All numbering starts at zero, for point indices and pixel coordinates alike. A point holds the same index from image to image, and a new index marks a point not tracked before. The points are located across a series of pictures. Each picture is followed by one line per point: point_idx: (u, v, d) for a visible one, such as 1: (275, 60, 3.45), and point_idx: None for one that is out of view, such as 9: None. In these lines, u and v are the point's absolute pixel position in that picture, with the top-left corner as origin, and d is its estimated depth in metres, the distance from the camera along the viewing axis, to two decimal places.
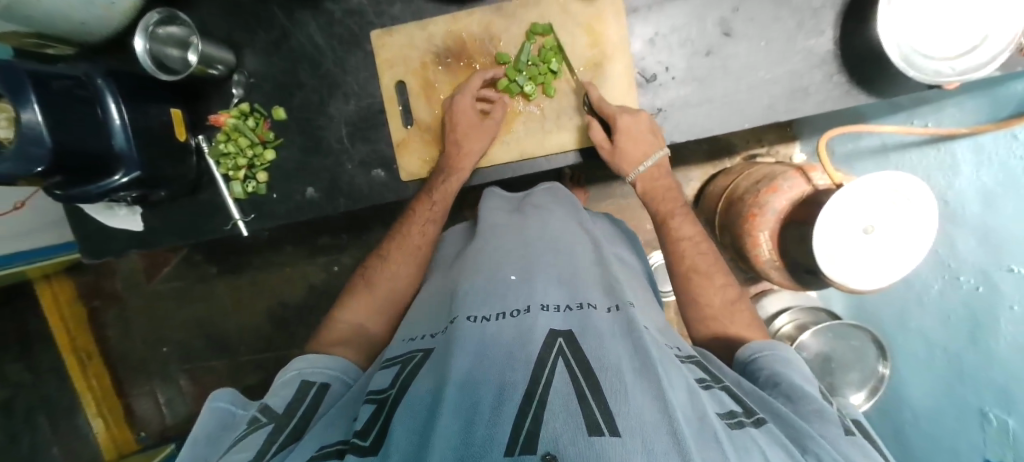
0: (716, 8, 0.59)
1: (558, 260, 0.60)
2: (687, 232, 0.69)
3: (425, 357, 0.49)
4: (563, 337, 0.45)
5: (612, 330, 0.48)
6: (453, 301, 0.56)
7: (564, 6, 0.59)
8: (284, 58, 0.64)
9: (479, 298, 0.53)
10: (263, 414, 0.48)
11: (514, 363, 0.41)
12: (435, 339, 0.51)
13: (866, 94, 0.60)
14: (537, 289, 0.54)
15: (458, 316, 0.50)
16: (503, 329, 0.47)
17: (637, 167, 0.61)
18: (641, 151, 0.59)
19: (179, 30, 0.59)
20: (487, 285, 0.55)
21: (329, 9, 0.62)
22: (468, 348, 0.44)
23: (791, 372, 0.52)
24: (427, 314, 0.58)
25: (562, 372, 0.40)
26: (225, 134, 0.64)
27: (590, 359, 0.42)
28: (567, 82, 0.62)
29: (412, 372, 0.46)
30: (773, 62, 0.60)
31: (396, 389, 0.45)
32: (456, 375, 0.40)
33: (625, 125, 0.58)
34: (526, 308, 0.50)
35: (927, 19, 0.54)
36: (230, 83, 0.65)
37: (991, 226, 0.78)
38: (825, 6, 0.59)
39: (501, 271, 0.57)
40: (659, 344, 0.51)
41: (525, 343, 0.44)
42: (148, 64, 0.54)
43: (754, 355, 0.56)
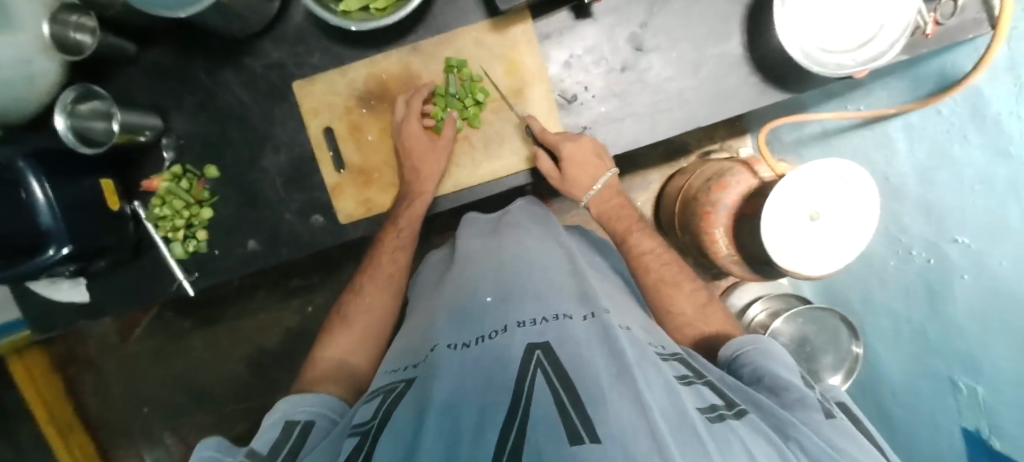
0: (625, 25, 0.61)
1: (535, 267, 0.57)
2: (648, 246, 0.67)
3: (406, 388, 0.44)
4: (541, 350, 0.41)
5: (588, 335, 0.44)
6: (432, 329, 0.51)
7: (479, 39, 0.61)
8: (212, 117, 0.65)
9: (458, 323, 0.49)
10: (247, 460, 0.42)
11: (493, 384, 0.38)
12: (416, 368, 0.46)
13: (781, 92, 0.61)
14: (518, 302, 0.50)
15: (437, 345, 0.47)
16: (483, 352, 0.43)
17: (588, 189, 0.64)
18: (588, 176, 0.62)
19: (99, 103, 0.58)
20: (461, 311, 0.51)
21: (249, 65, 0.63)
22: (449, 371, 0.41)
23: (774, 363, 0.49)
24: (407, 345, 0.54)
25: (541, 388, 0.37)
26: (159, 198, 0.63)
27: (570, 373, 0.38)
28: (491, 111, 0.63)
29: (394, 401, 0.42)
30: (688, 70, 0.62)
31: (380, 417, 0.40)
32: (437, 399, 0.37)
33: (571, 152, 0.60)
34: (502, 328, 0.46)
35: (824, 16, 0.56)
36: (160, 147, 0.65)
37: (931, 199, 0.80)
38: (729, 13, 0.60)
39: (479, 288, 0.53)
40: (640, 344, 0.47)
41: (502, 361, 0.41)
42: (71, 140, 0.54)
43: (738, 351, 0.52)
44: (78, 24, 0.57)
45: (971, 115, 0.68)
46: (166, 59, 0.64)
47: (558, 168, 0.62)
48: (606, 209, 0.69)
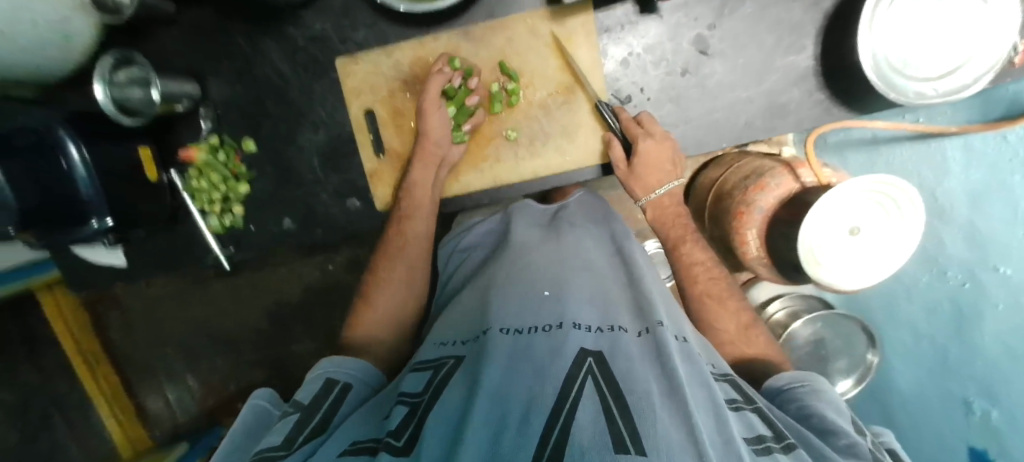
0: (690, 25, 0.57)
1: (595, 268, 0.53)
2: (699, 257, 0.58)
3: (456, 365, 0.43)
4: (593, 356, 0.38)
5: (642, 352, 0.40)
6: (486, 310, 0.49)
7: (534, 30, 0.58)
8: (250, 88, 0.62)
9: (512, 309, 0.46)
10: (290, 405, 0.45)
11: (542, 376, 0.36)
12: (467, 347, 0.45)
13: (847, 110, 0.58)
14: (575, 303, 0.46)
15: (490, 328, 0.44)
16: (534, 345, 0.40)
17: (652, 191, 0.59)
18: (656, 179, 0.58)
19: (138, 70, 0.56)
20: (515, 297, 0.48)
21: (291, 36, 0.60)
22: (501, 356, 0.39)
23: (822, 404, 0.45)
24: (460, 318, 0.52)
25: (591, 392, 0.34)
26: (197, 170, 0.63)
27: (622, 382, 0.35)
28: (536, 105, 0.60)
29: (445, 378, 0.42)
30: (751, 80, 0.58)
31: (430, 393, 0.40)
32: (490, 381, 0.36)
33: (648, 150, 0.56)
34: (557, 324, 0.42)
35: (914, 34, 0.52)
36: (197, 116, 0.64)
37: (979, 227, 0.77)
38: (808, 21, 0.56)
39: (539, 278, 0.50)
40: (696, 360, 0.43)
41: (554, 357, 0.38)
42: (111, 110, 0.53)
43: (784, 384, 0.49)
44: None
45: None
46: (204, 21, 0.61)
47: (629, 160, 0.58)
48: (662, 216, 0.61)
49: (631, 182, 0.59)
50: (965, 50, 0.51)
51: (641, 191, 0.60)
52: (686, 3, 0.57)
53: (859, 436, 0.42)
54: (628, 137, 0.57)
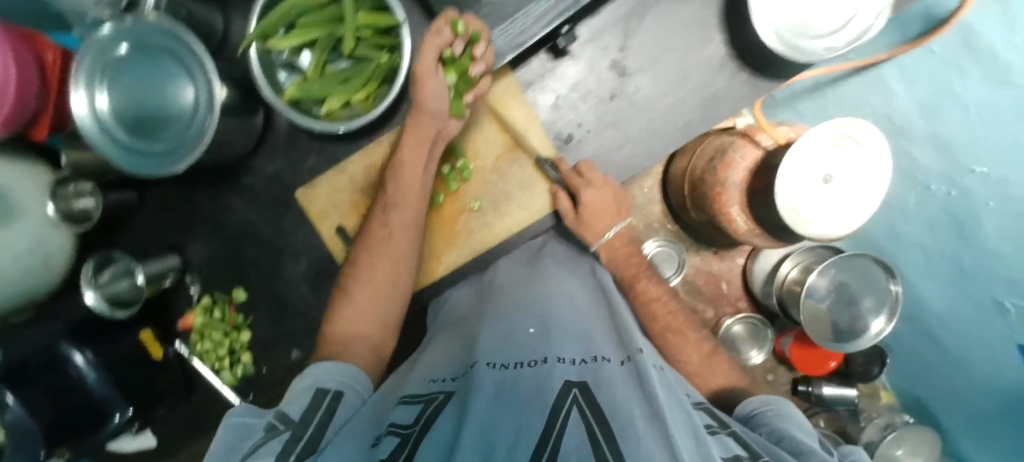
0: (603, 53, 0.60)
1: (579, 308, 0.53)
2: (655, 292, 0.60)
3: (447, 398, 0.41)
4: (577, 387, 0.37)
5: (622, 380, 0.39)
6: (471, 350, 0.49)
7: (470, 106, 0.62)
8: (226, 242, 0.65)
9: (500, 347, 0.46)
10: (278, 421, 0.38)
11: (528, 409, 0.36)
12: (456, 383, 0.44)
13: (772, 82, 0.61)
14: (558, 339, 0.46)
15: (478, 362, 0.44)
16: (521, 380, 0.40)
17: (602, 236, 0.61)
18: (604, 223, 0.60)
19: (119, 264, 0.60)
20: (502, 337, 0.48)
21: (249, 184, 0.64)
22: (487, 389, 0.39)
23: (790, 425, 0.44)
24: (446, 356, 0.51)
25: (577, 424, 0.33)
26: (198, 333, 0.66)
27: (605, 411, 0.34)
28: (488, 172, 0.62)
29: (436, 410, 0.39)
30: (676, 83, 0.61)
31: (421, 423, 0.38)
32: (477, 413, 0.35)
33: (592, 197, 0.58)
34: (542, 360, 0.43)
35: (801, 1, 0.55)
36: (185, 284, 0.67)
37: (942, 135, 0.79)
38: (707, 17, 0.60)
39: (522, 318, 0.51)
40: (677, 393, 0.42)
41: (540, 390, 0.38)
42: (105, 309, 0.56)
43: (750, 411, 0.48)
44: (76, 191, 0.58)
45: (965, 45, 0.68)
46: (169, 196, 0.65)
47: (576, 209, 0.60)
48: (617, 256, 0.62)
49: (582, 230, 0.60)
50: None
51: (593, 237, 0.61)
52: (593, 37, 0.60)
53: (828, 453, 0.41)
54: (570, 188, 0.59)
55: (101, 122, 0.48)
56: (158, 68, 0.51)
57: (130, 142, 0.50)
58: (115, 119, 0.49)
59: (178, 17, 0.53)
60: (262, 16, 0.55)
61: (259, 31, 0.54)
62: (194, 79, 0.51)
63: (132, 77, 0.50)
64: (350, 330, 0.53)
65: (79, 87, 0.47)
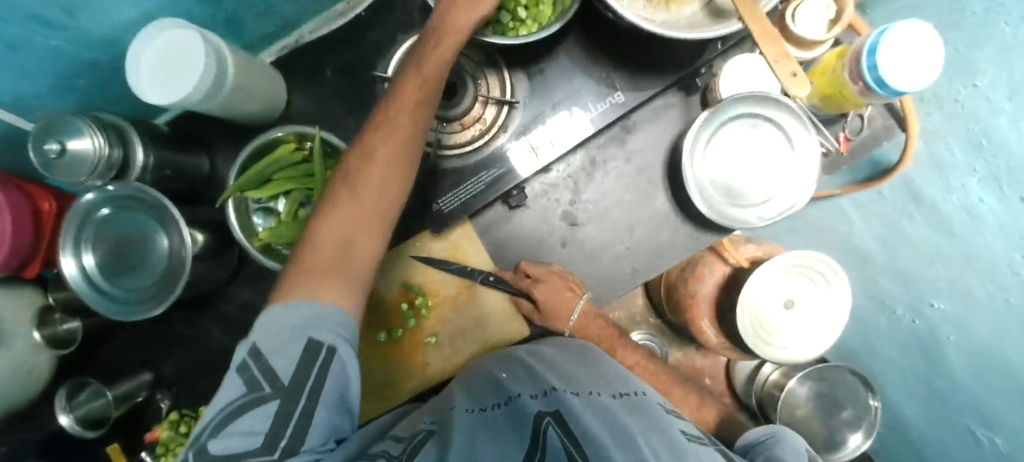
0: (554, 206, 0.65)
1: (543, 357, 0.59)
2: (632, 358, 0.69)
3: (428, 435, 0.44)
4: (550, 414, 0.43)
5: (592, 406, 0.45)
6: (449, 401, 0.53)
7: (422, 247, 0.65)
8: (200, 360, 0.70)
9: (477, 396, 0.52)
10: (264, 384, 0.37)
11: (504, 441, 0.41)
12: (433, 425, 0.47)
13: (719, 235, 0.64)
14: (525, 382, 0.52)
15: (454, 408, 0.49)
16: (496, 420, 0.45)
17: (569, 320, 0.64)
18: (566, 308, 0.62)
19: (94, 384, 0.64)
20: (474, 390, 0.54)
21: (225, 310, 0.69)
22: (464, 429, 0.43)
23: (784, 450, 0.49)
24: (428, 407, 0.55)
25: (554, 444, 0.39)
26: (162, 447, 0.66)
27: (578, 432, 0.40)
28: (446, 308, 0.66)
29: (421, 442, 0.43)
30: (625, 233, 0.65)
31: (409, 455, 0.40)
32: (456, 447, 0.40)
33: (544, 295, 0.61)
34: (512, 399, 0.49)
35: (744, 162, 0.58)
36: (155, 400, 0.71)
37: (899, 266, 0.81)
38: (652, 173, 0.65)
39: (493, 376, 0.56)
40: (646, 406, 0.48)
41: (518, 426, 0.43)
42: (78, 430, 0.60)
43: (751, 439, 0.54)
44: (62, 317, 0.64)
45: (909, 195, 0.73)
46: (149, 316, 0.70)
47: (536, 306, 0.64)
48: (586, 331, 0.67)
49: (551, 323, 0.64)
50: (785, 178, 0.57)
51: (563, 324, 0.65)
52: (546, 190, 0.65)
53: None
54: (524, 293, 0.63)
55: (88, 278, 0.53)
56: (138, 224, 0.56)
57: (113, 291, 0.55)
58: (98, 272, 0.54)
59: (163, 176, 0.60)
60: (241, 171, 0.60)
61: (237, 187, 0.60)
62: (170, 230, 0.56)
63: (113, 233, 0.55)
64: (342, 231, 0.48)
65: (68, 252, 0.52)
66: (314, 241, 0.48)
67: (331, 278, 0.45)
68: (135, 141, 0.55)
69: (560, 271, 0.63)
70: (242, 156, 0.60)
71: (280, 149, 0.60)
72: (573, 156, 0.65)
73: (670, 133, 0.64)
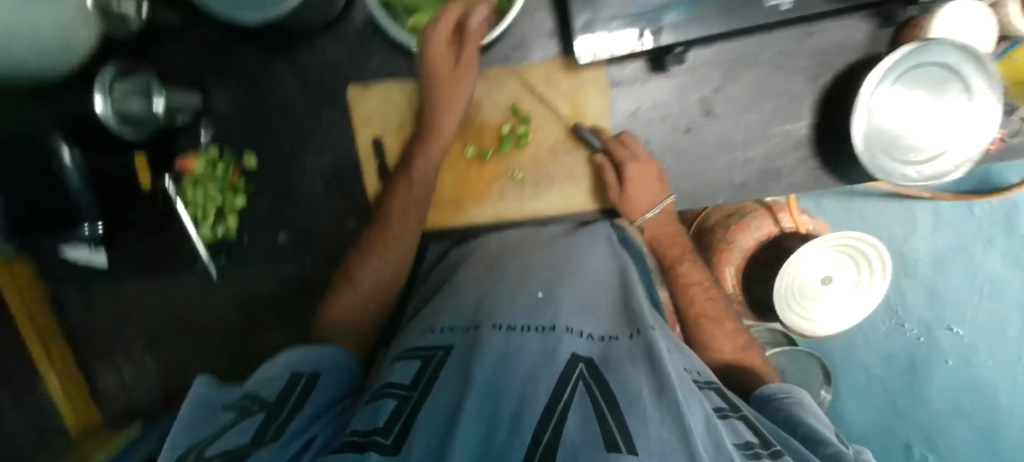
0: (698, 86, 0.59)
1: (588, 276, 0.52)
2: (696, 278, 0.61)
3: (446, 356, 0.42)
4: (584, 363, 0.38)
5: (632, 356, 0.40)
6: (479, 306, 0.48)
7: (545, 75, 0.59)
8: (256, 105, 0.62)
9: (502, 309, 0.46)
10: (249, 404, 0.38)
11: (533, 379, 0.36)
12: (459, 337, 0.44)
13: (836, 179, 0.62)
14: (568, 308, 0.46)
15: (484, 324, 0.44)
16: (528, 345, 0.40)
17: (643, 214, 0.59)
18: (648, 199, 0.58)
19: (138, 80, 0.54)
20: (505, 299, 0.47)
21: (303, 58, 0.60)
22: (493, 355, 0.38)
23: (807, 414, 0.49)
24: (452, 302, 0.51)
25: (583, 399, 0.34)
26: (193, 179, 0.62)
27: (613, 387, 0.36)
28: (544, 149, 0.61)
29: (434, 374, 0.39)
30: (750, 143, 0.61)
31: (423, 385, 0.38)
32: (479, 377, 0.36)
33: (633, 173, 0.57)
34: (550, 327, 0.43)
35: (915, 112, 0.56)
36: (196, 127, 0.63)
37: (940, 285, 0.83)
38: (806, 93, 0.60)
39: (526, 282, 0.50)
40: (679, 366, 0.44)
41: (547, 359, 0.39)
42: (115, 128, 0.51)
43: (770, 395, 0.53)
44: None
45: (1004, 224, 0.79)
46: (214, 35, 0.60)
47: (618, 182, 0.58)
48: (659, 237, 0.62)
49: (626, 208, 0.59)
50: (949, 142, 0.55)
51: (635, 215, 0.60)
52: (697, 66, 0.59)
53: (840, 443, 0.45)
54: (613, 162, 0.58)
55: None
56: None
57: None
58: None
59: None
60: None
61: None
62: None
63: None
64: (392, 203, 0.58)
65: None
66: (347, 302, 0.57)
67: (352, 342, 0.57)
68: None
69: (652, 161, 0.59)
70: None
71: None
72: (740, 41, 0.58)
73: (846, 58, 0.58)
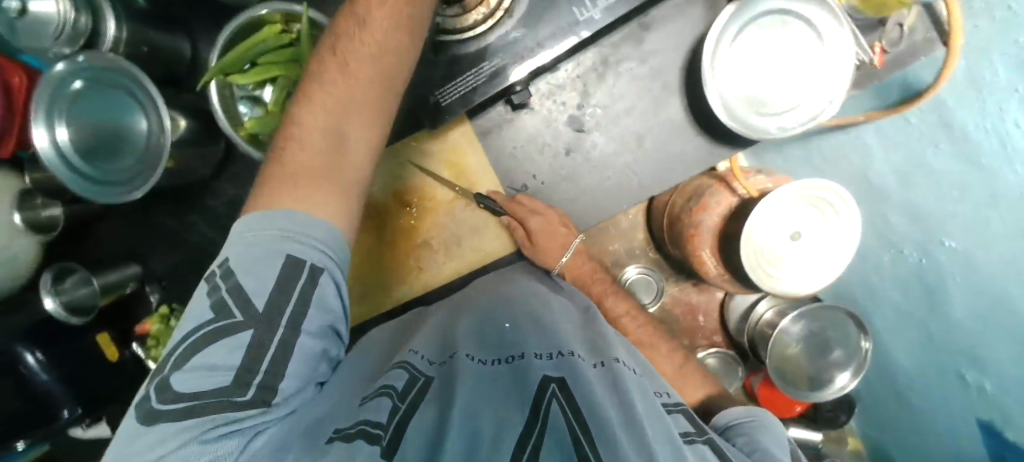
0: (561, 109, 0.61)
1: (552, 307, 0.53)
2: (621, 309, 0.64)
3: (427, 381, 0.40)
4: (555, 383, 0.37)
5: (600, 381, 0.39)
6: (450, 337, 0.48)
7: (419, 150, 0.63)
8: (189, 257, 0.70)
9: (476, 339, 0.47)
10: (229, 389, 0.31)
11: (510, 399, 0.36)
12: (435, 366, 0.43)
13: (728, 148, 0.61)
14: (531, 336, 0.45)
15: (456, 353, 0.44)
16: (498, 375, 0.40)
17: (562, 257, 0.62)
18: (559, 242, 0.61)
19: (77, 273, 0.62)
20: (479, 332, 0.48)
21: (211, 205, 0.68)
22: (468, 381, 0.39)
23: (767, 437, 0.42)
24: (431, 334, 0.50)
25: (558, 422, 0.33)
26: (154, 339, 0.67)
27: (585, 406, 0.34)
28: (442, 213, 0.64)
29: (421, 388, 0.39)
30: (632, 142, 0.62)
31: (411, 398, 0.38)
32: (458, 405, 0.35)
33: (536, 226, 0.60)
34: (520, 355, 0.42)
35: (769, 64, 0.54)
36: (145, 293, 0.71)
37: (916, 203, 0.73)
38: (667, 76, 0.60)
39: (491, 313, 0.51)
40: (648, 391, 0.42)
41: (519, 387, 0.37)
42: (66, 316, 0.58)
43: (732, 421, 0.47)
44: (42, 203, 0.60)
45: (941, 123, 0.63)
46: (137, 211, 0.69)
47: (529, 238, 0.61)
48: (580, 276, 0.66)
49: (539, 255, 0.62)
50: (817, 86, 0.52)
51: (553, 261, 0.62)
52: (552, 91, 0.60)
53: None
54: (516, 217, 0.60)
55: (60, 151, 0.50)
56: (111, 102, 0.53)
57: (91, 170, 0.51)
58: (70, 150, 0.51)
59: (139, 52, 0.59)
60: (224, 52, 0.53)
61: (219, 68, 0.53)
62: (145, 109, 0.53)
63: (84, 110, 0.52)
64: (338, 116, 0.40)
65: (40, 122, 0.49)
66: (300, 144, 0.39)
67: (323, 180, 0.38)
68: (105, 7, 0.55)
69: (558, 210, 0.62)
70: (226, 30, 0.52)
71: (266, 29, 0.53)
72: (585, 51, 0.59)
73: (693, 31, 0.58)
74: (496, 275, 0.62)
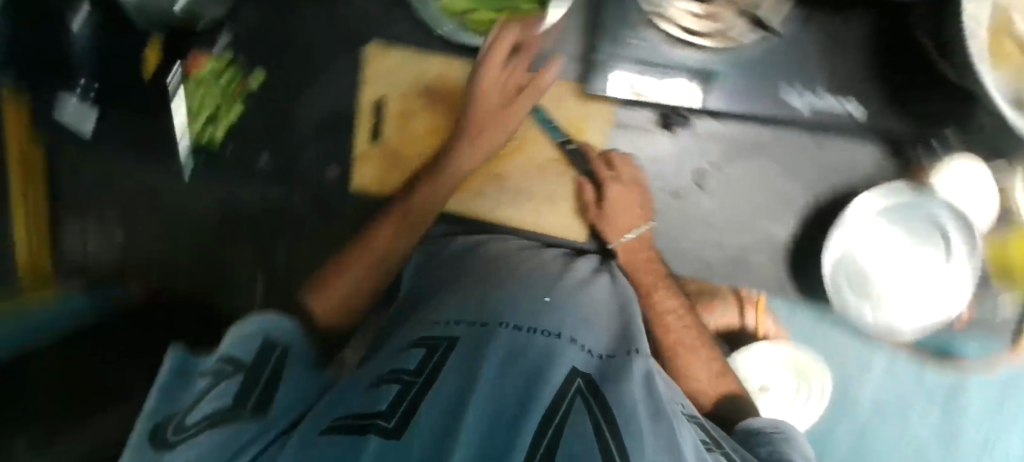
0: (695, 156, 0.61)
1: (598, 303, 0.46)
2: (670, 306, 0.55)
3: (449, 349, 0.34)
4: (582, 378, 0.31)
5: (635, 379, 0.33)
6: (482, 300, 0.42)
7: (555, 94, 0.59)
8: (283, 33, 0.64)
9: (512, 305, 0.41)
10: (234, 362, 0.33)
11: (538, 379, 0.29)
12: (460, 329, 0.37)
13: (798, 290, 0.62)
14: (572, 321, 0.40)
15: (491, 321, 0.37)
16: (531, 346, 0.34)
17: (621, 236, 0.59)
18: (625, 221, 0.59)
19: None
20: (513, 297, 0.42)
21: (338, 7, 0.63)
22: (499, 351, 0.33)
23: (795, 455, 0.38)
24: (458, 297, 0.44)
25: (580, 412, 0.27)
26: (196, 79, 0.60)
27: (619, 404, 0.28)
28: (533, 163, 0.61)
29: (441, 360, 0.32)
30: (729, 228, 0.61)
31: (429, 374, 0.30)
32: (478, 383, 0.28)
33: (614, 195, 0.59)
34: (556, 334, 0.36)
35: (891, 257, 0.54)
36: (218, 32, 0.62)
37: None
38: (799, 197, 0.60)
39: (532, 279, 0.46)
40: (676, 402, 0.36)
41: (546, 361, 0.32)
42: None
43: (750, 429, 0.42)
44: None
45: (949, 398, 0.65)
46: None
47: (599, 205, 0.59)
48: (633, 261, 0.59)
49: (603, 227, 0.59)
50: (914, 311, 0.53)
51: (612, 234, 0.59)
52: (700, 137, 0.60)
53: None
54: (596, 181, 0.59)
55: None
56: None
57: None
58: None
59: None
60: None
61: None
62: None
63: None
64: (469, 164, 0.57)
65: None
66: (430, 189, 0.57)
67: (437, 188, 0.57)
68: None
69: (642, 186, 0.61)
70: None
71: None
72: (754, 126, 0.59)
73: (848, 177, 0.58)
74: (556, 259, 0.56)
